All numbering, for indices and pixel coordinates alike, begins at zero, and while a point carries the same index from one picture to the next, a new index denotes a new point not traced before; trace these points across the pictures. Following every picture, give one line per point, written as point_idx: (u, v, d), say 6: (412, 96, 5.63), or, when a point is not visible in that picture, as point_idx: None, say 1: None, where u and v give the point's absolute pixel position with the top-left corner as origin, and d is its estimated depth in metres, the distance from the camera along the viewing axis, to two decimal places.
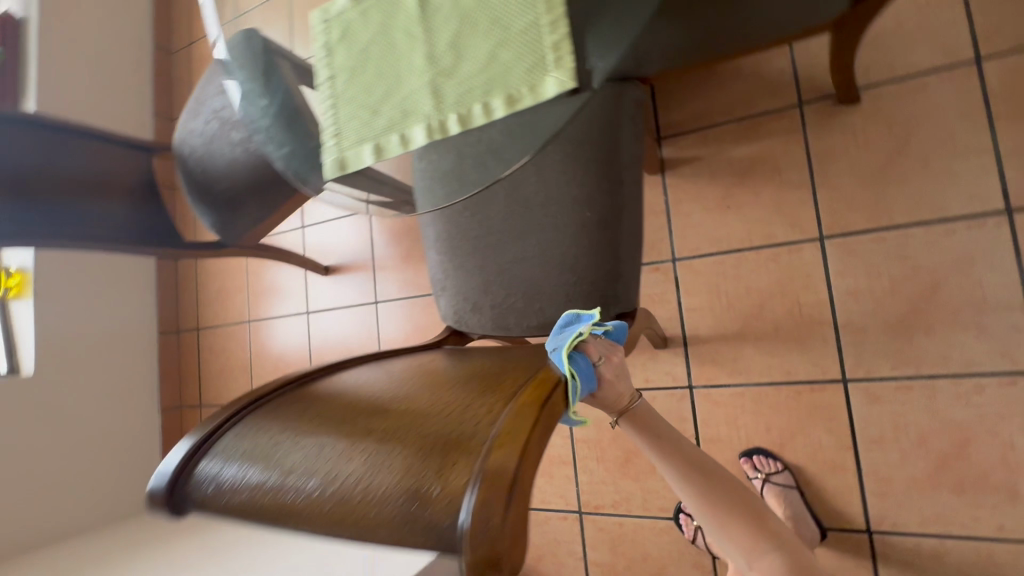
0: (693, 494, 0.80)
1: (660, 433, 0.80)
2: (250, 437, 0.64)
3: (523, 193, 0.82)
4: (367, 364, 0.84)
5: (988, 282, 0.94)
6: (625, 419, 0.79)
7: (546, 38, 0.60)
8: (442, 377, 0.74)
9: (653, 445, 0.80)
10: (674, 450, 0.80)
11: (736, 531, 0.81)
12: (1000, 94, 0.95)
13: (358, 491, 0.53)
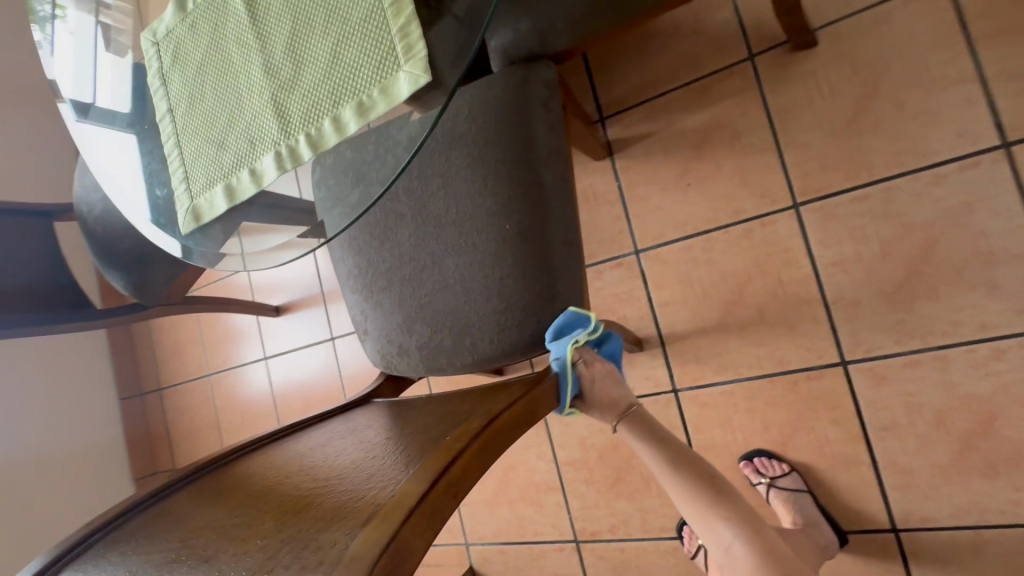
0: (684, 496, 0.71)
1: (656, 435, 0.74)
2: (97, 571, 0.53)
3: (431, 212, 0.69)
4: (280, 447, 0.72)
5: (992, 229, 0.81)
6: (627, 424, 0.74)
7: (391, 24, 0.47)
8: (359, 456, 0.63)
9: (651, 448, 0.73)
10: (672, 450, 0.73)
11: (723, 538, 0.69)
12: (976, 11, 0.82)
13: None
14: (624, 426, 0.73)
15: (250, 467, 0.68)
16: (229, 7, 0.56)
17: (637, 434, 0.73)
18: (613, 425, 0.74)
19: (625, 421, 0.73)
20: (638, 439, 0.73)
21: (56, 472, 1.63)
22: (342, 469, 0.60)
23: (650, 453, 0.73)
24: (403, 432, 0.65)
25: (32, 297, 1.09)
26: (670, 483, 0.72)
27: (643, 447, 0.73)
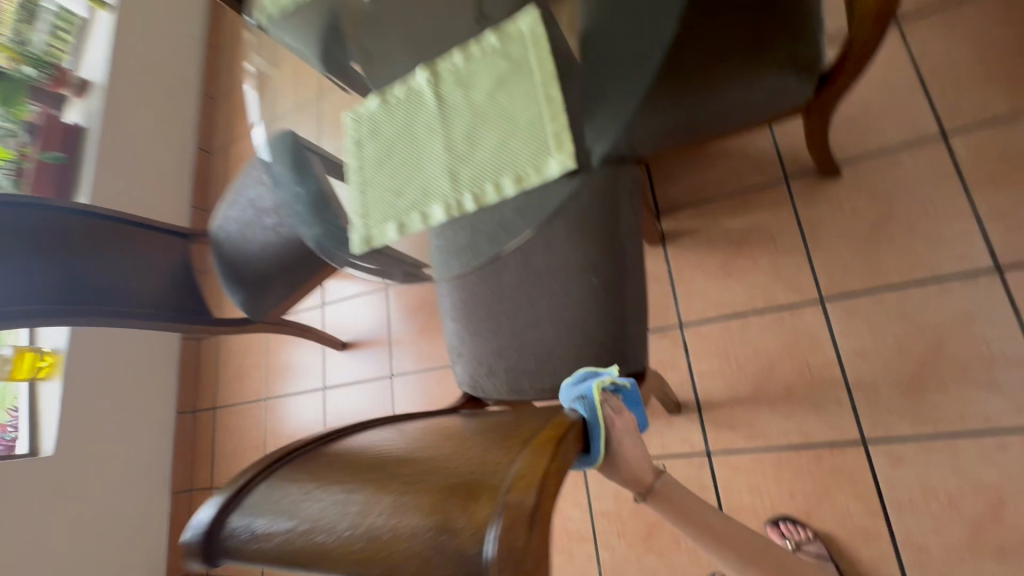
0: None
1: (703, 512, 0.67)
2: (283, 487, 0.62)
3: (533, 263, 0.88)
4: (391, 423, 0.84)
5: (991, 337, 0.96)
6: (654, 499, 0.66)
7: (548, 126, 0.69)
8: (475, 428, 0.76)
9: (689, 525, 0.66)
10: (723, 531, 0.66)
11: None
12: (969, 164, 1.03)
13: (386, 529, 0.51)
14: (651, 501, 0.66)
15: (356, 434, 0.78)
16: (422, 103, 0.79)
17: (671, 509, 0.67)
18: (639, 498, 0.67)
19: (651, 495, 0.66)
20: (674, 517, 0.67)
21: (108, 471, 1.72)
22: (451, 437, 0.72)
23: (688, 531, 0.67)
24: (508, 417, 0.79)
25: (160, 300, 1.27)
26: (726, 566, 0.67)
27: (681, 524, 0.67)
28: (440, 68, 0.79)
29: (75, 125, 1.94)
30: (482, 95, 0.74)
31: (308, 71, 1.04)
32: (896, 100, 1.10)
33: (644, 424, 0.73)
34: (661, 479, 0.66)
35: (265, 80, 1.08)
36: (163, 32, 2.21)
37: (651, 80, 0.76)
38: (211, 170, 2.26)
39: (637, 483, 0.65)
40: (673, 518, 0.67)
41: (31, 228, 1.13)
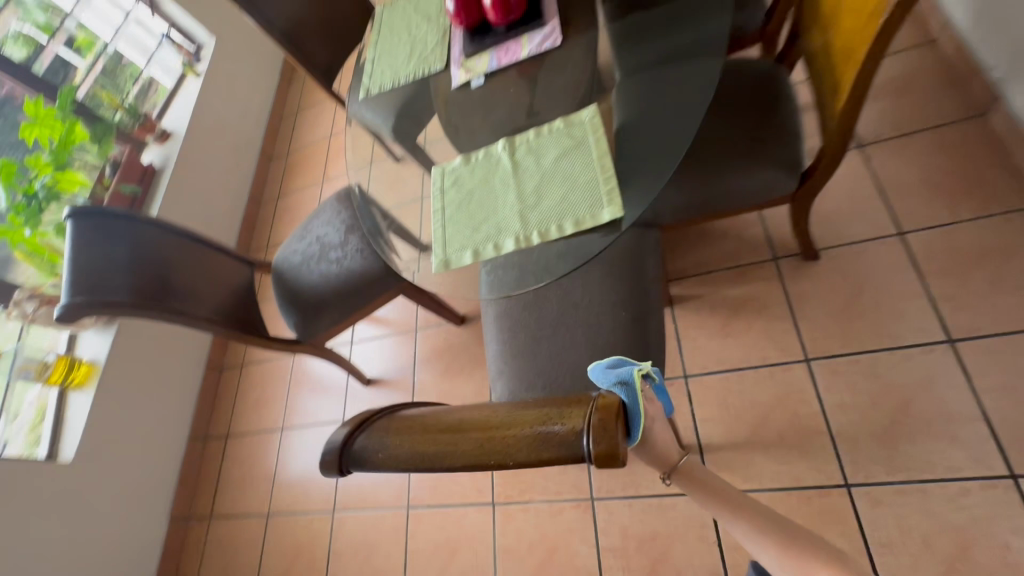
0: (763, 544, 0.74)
1: (723, 490, 0.80)
2: (388, 421, 0.66)
3: (573, 298, 1.07)
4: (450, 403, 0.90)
5: (950, 397, 1.13)
6: (677, 477, 0.81)
7: (602, 187, 0.92)
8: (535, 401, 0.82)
9: (710, 498, 0.79)
10: (741, 504, 0.77)
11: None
12: (923, 256, 1.26)
13: (498, 429, 0.56)
14: (674, 478, 0.80)
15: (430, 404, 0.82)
16: (498, 164, 1.02)
17: (694, 485, 0.81)
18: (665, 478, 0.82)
19: (674, 473, 0.81)
20: (696, 492, 0.80)
21: (117, 487, 1.73)
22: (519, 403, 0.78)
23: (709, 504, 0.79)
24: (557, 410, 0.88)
25: (223, 310, 1.36)
26: (749, 543, 0.75)
27: (703, 499, 0.80)
28: (515, 141, 1.03)
29: (151, 168, 2.20)
30: (549, 161, 0.97)
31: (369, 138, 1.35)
32: (862, 204, 1.37)
33: (670, 408, 0.84)
34: (683, 459, 0.82)
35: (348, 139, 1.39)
36: (238, 100, 2.55)
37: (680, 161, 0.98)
38: (259, 217, 2.50)
39: (660, 461, 0.81)
40: (697, 496, 0.81)
41: (114, 231, 1.25)
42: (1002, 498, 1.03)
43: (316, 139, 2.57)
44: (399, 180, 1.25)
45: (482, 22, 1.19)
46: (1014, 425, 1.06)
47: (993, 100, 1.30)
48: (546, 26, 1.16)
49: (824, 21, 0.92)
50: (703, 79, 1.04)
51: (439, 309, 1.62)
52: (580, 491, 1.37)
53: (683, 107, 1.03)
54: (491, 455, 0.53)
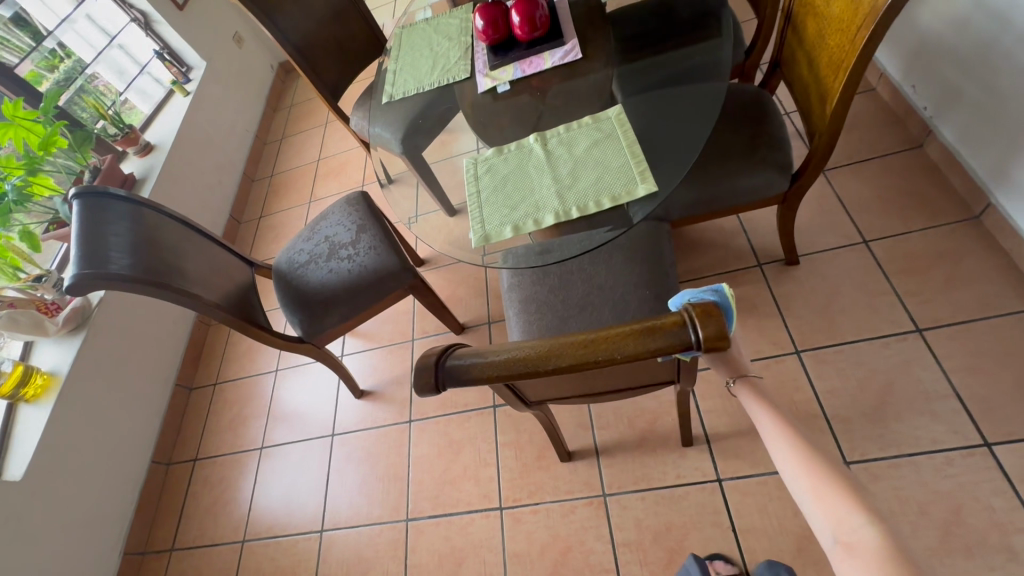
0: (787, 454, 0.78)
1: (779, 409, 0.86)
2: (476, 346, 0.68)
3: (597, 280, 1.14)
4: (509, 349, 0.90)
5: (925, 378, 1.26)
6: (742, 383, 0.92)
7: (634, 169, 1.01)
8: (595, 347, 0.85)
9: (761, 408, 0.88)
10: (786, 421, 0.83)
11: (853, 524, 0.66)
12: (887, 260, 1.44)
13: (597, 333, 0.59)
14: (738, 382, 0.92)
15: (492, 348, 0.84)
16: (531, 154, 1.10)
17: (748, 398, 0.90)
18: (729, 381, 0.94)
19: (740, 380, 0.92)
20: (750, 400, 0.90)
21: (69, 514, 1.54)
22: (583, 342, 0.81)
23: (759, 412, 0.88)
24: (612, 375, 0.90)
25: (227, 298, 1.33)
26: (779, 452, 0.80)
27: (754, 407, 0.89)
28: (546, 134, 1.12)
29: (131, 177, 2.12)
30: (581, 150, 1.06)
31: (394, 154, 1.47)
32: (830, 217, 1.55)
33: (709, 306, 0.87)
34: (746, 378, 0.92)
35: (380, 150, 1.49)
36: (224, 121, 2.55)
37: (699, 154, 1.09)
38: (238, 236, 2.44)
39: (731, 366, 0.93)
40: (755, 404, 0.89)
41: (116, 211, 1.19)
42: (983, 464, 1.14)
43: (303, 163, 2.58)
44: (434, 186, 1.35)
45: (507, 37, 1.30)
46: (982, 400, 1.20)
47: (927, 135, 1.55)
48: (566, 45, 1.29)
49: (810, 44, 1.09)
50: (708, 94, 1.19)
51: (440, 313, 1.61)
52: (592, 488, 1.36)
53: (696, 112, 1.16)
54: (597, 351, 0.57)
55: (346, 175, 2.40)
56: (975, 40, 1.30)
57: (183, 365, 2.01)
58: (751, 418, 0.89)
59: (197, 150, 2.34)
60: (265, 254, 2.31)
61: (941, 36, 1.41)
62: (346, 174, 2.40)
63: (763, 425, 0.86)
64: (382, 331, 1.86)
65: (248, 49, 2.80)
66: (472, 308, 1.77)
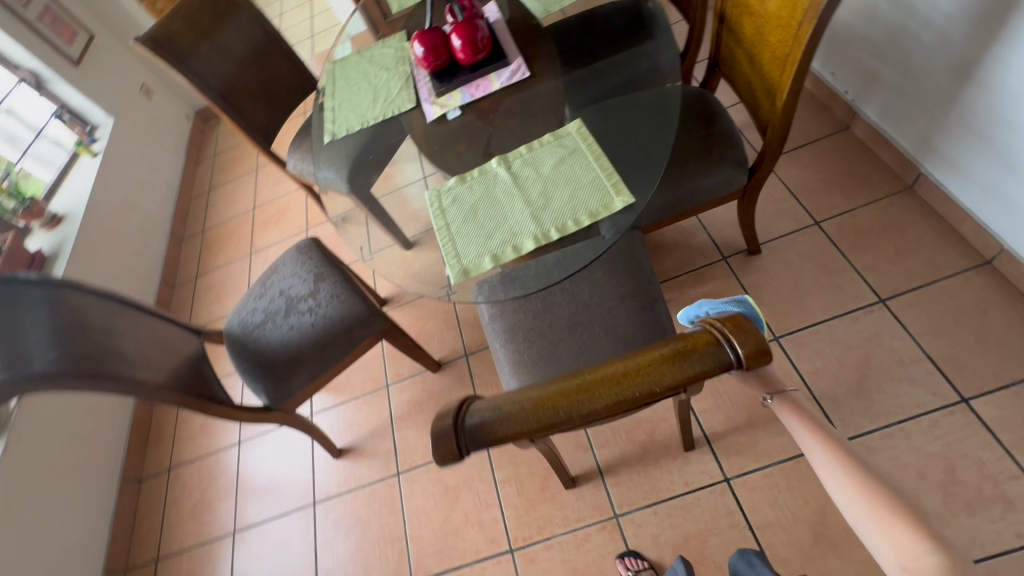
0: (837, 476, 0.79)
1: (821, 426, 0.86)
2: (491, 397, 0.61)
3: (582, 298, 1.10)
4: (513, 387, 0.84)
5: (897, 345, 1.32)
6: (780, 400, 0.90)
7: (607, 182, 0.99)
8: None
9: (803, 426, 0.87)
10: (831, 440, 0.83)
11: (917, 552, 0.67)
12: (841, 237, 1.50)
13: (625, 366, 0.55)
14: (776, 399, 0.90)
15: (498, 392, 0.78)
16: (496, 179, 1.06)
17: (791, 414, 0.89)
18: (766, 397, 0.91)
19: (778, 397, 0.90)
20: (794, 418, 0.88)
21: None
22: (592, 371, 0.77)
23: (802, 432, 0.87)
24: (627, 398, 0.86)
25: (174, 374, 1.17)
26: (828, 472, 0.80)
27: (797, 424, 0.88)
28: (509, 156, 1.08)
29: (40, 254, 1.90)
30: (548, 169, 1.03)
31: (338, 193, 1.40)
32: (781, 204, 1.61)
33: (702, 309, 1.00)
34: (785, 393, 0.91)
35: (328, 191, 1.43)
36: (140, 180, 2.34)
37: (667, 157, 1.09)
38: (173, 301, 2.23)
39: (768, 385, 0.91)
40: (795, 421, 0.88)
41: (31, 300, 1.03)
42: (964, 420, 1.20)
43: (237, 214, 2.41)
44: (396, 224, 1.30)
45: (450, 63, 1.25)
46: (951, 358, 1.27)
47: (851, 116, 1.65)
48: (511, 64, 1.27)
49: (749, 43, 1.12)
50: (659, 101, 1.20)
51: (415, 353, 1.53)
52: (602, 511, 1.32)
53: (652, 118, 1.16)
54: (632, 386, 0.53)
55: (287, 221, 2.26)
56: (885, 27, 1.39)
57: (129, 455, 1.78)
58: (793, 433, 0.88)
59: (116, 215, 2.13)
60: (208, 316, 2.12)
61: (852, 25, 1.50)
62: (287, 220, 2.26)
63: (806, 443, 0.85)
64: (351, 382, 1.74)
65: (158, 99, 2.60)
66: (445, 343, 1.69)
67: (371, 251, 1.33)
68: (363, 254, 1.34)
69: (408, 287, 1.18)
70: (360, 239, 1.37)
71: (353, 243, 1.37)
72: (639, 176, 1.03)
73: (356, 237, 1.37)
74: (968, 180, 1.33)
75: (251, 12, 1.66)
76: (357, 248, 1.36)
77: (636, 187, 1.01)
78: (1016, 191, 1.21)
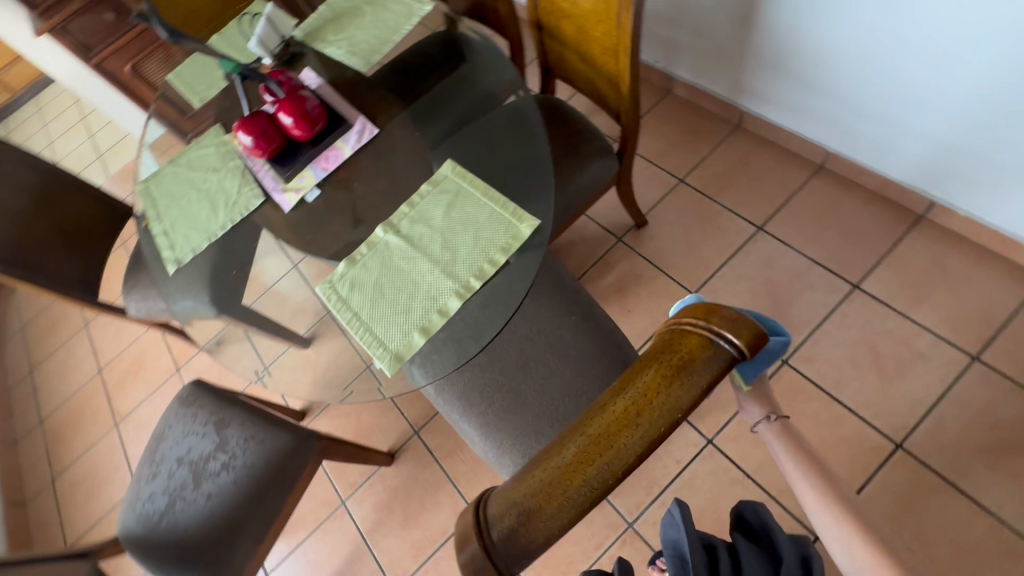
0: (833, 513, 0.78)
1: (806, 452, 0.85)
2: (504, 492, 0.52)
3: (522, 333, 1.05)
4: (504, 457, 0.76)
5: (789, 261, 1.46)
6: (776, 425, 0.88)
7: (505, 213, 0.96)
8: None
9: (790, 455, 0.85)
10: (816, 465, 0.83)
11: None
12: (706, 186, 1.64)
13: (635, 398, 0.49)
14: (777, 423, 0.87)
15: None
16: (389, 248, 0.96)
17: (782, 442, 0.86)
18: (768, 419, 0.88)
19: (775, 421, 0.88)
20: (780, 444, 0.86)
21: None
22: None
23: (789, 461, 0.85)
24: None
25: None
26: (817, 509, 0.79)
27: (787, 454, 0.85)
28: (393, 220, 0.99)
29: None
30: (440, 219, 0.96)
31: (209, 322, 1.20)
32: (646, 173, 1.71)
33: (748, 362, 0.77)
34: (779, 418, 0.88)
35: (196, 325, 1.22)
36: None
37: (547, 168, 1.08)
38: (32, 521, 1.76)
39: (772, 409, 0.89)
40: (784, 446, 0.86)
41: None
42: (863, 303, 1.36)
43: (79, 386, 1.98)
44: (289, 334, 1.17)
45: (287, 144, 1.13)
46: (833, 256, 1.43)
47: (669, 81, 1.81)
48: (353, 125, 1.18)
49: (574, 43, 1.16)
50: (514, 119, 1.21)
51: (362, 457, 1.35)
52: (616, 526, 1.28)
53: (515, 137, 1.16)
54: (655, 419, 0.47)
55: (148, 370, 1.90)
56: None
57: None
58: (779, 461, 0.86)
59: None
60: (89, 519, 1.71)
61: None
62: (147, 369, 1.91)
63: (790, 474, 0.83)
64: (301, 516, 1.50)
65: None
66: (389, 429, 1.53)
67: (272, 371, 1.16)
68: (263, 379, 1.17)
69: (341, 396, 1.06)
70: (253, 363, 1.20)
71: (246, 369, 1.19)
72: (531, 194, 1.01)
73: (249, 362, 1.20)
74: (781, 106, 1.52)
75: (13, 153, 1.36)
76: (253, 373, 1.19)
77: (534, 207, 0.99)
78: (821, 104, 1.41)
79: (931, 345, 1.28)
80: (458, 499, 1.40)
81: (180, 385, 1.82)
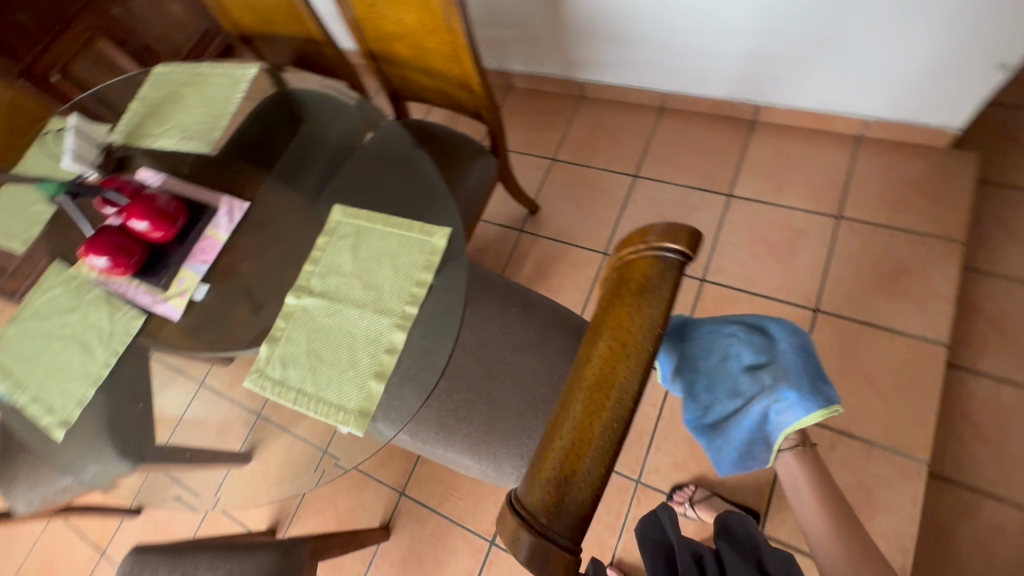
0: (830, 529, 0.90)
1: (820, 478, 0.96)
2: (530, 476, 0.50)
3: (473, 343, 1.04)
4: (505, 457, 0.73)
5: (670, 196, 1.60)
6: (805, 453, 0.97)
7: (413, 234, 0.95)
8: None
9: (804, 478, 0.96)
10: (825, 488, 0.95)
11: None
12: (576, 157, 1.74)
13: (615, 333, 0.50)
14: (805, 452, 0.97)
15: None
16: (309, 311, 0.90)
17: (801, 467, 0.97)
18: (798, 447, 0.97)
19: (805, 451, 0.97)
20: (799, 469, 0.97)
21: None
22: None
23: (801, 485, 0.96)
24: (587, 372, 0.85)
25: None
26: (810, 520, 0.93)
27: (801, 477, 0.96)
28: (302, 282, 0.93)
29: None
30: (351, 263, 0.93)
31: (127, 475, 1.04)
32: (521, 165, 1.79)
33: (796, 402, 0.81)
34: (809, 448, 0.98)
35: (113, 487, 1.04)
36: None
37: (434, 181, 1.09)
38: None
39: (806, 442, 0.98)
40: (802, 470, 0.97)
41: None
42: (741, 208, 1.53)
43: None
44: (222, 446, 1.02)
45: (151, 251, 1.02)
46: (702, 179, 1.60)
47: (507, 76, 1.90)
48: (217, 208, 1.09)
49: (413, 61, 1.18)
50: (383, 150, 1.20)
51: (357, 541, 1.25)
52: (627, 487, 1.30)
53: (391, 166, 1.15)
54: (640, 343, 0.49)
55: (64, 569, 1.59)
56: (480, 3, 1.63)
57: None
58: (791, 481, 0.98)
59: None
60: None
61: None
62: (63, 569, 1.59)
63: (798, 494, 0.96)
64: None
65: None
66: (373, 502, 1.42)
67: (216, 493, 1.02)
68: (209, 508, 1.02)
69: (312, 484, 0.96)
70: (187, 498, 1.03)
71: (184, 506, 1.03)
72: (430, 209, 1.01)
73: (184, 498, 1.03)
74: (609, 68, 1.67)
75: None
76: (192, 507, 1.03)
77: (437, 219, 0.99)
78: (641, 56, 1.57)
79: (804, 220, 1.48)
80: (470, 537, 1.34)
81: (112, 568, 1.54)
